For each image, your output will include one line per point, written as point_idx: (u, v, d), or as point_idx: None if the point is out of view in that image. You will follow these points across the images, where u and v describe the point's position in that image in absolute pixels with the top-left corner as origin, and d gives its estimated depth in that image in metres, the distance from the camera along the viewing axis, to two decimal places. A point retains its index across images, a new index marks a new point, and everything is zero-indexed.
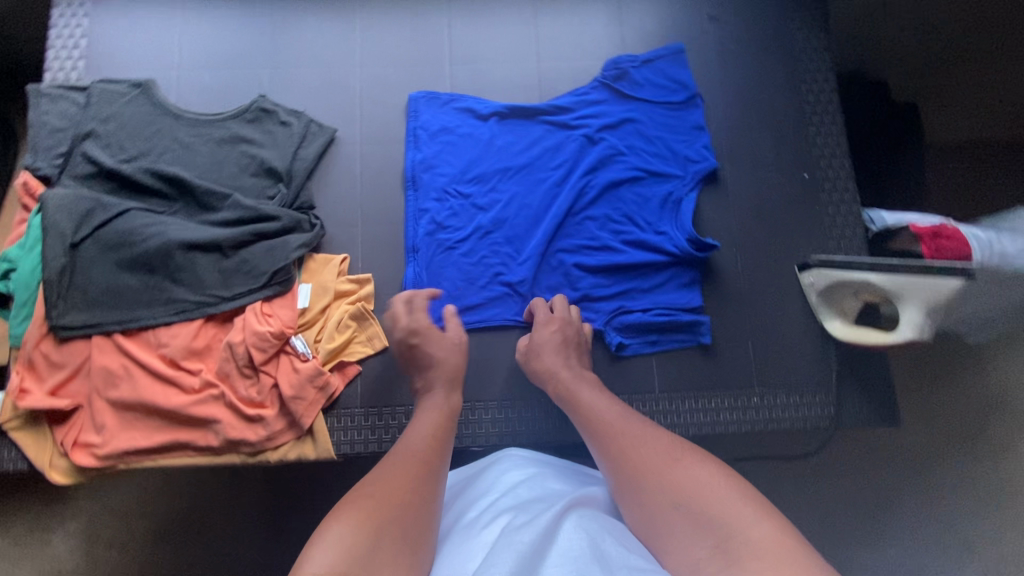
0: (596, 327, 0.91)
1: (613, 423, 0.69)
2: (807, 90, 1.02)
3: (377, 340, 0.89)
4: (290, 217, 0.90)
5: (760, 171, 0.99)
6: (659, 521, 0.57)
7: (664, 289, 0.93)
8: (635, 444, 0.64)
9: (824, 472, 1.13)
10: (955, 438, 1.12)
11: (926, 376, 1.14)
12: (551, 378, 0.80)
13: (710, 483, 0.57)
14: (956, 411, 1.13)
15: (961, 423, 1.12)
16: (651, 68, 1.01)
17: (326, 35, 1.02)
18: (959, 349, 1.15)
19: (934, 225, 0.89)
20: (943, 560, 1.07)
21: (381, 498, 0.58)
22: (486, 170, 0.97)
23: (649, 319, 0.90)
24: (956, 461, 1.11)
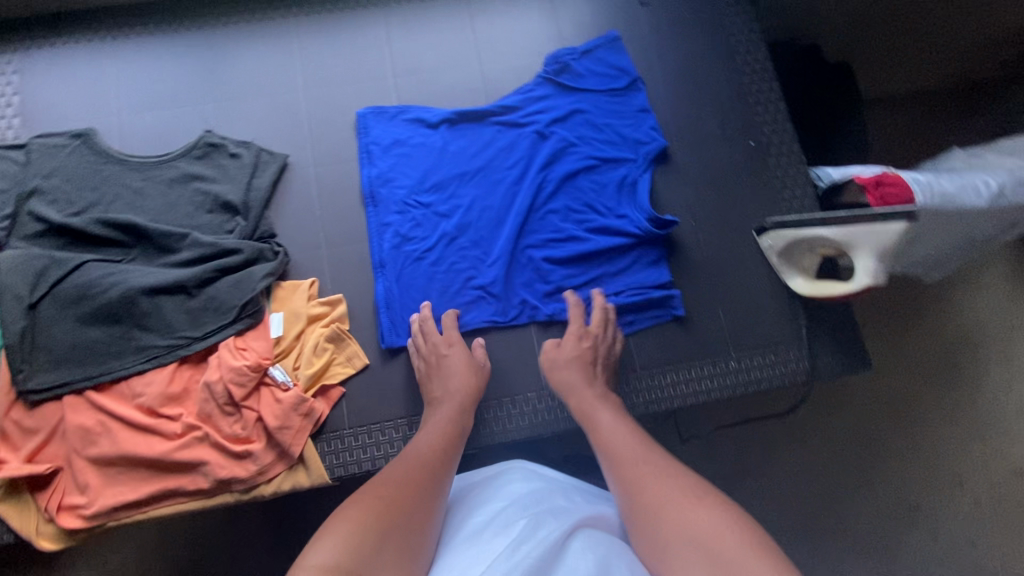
0: (572, 316, 0.92)
1: (630, 451, 0.69)
2: (742, 60, 1.06)
3: (358, 359, 0.89)
4: (252, 248, 0.89)
5: (708, 144, 1.02)
6: (672, 550, 0.55)
7: (633, 270, 0.95)
8: (652, 475, 0.64)
9: (812, 425, 1.17)
10: (931, 374, 1.19)
11: (894, 319, 1.22)
12: (573, 394, 0.81)
13: (726, 522, 0.55)
14: (929, 349, 1.21)
15: (933, 360, 1.20)
16: (591, 58, 1.04)
17: (265, 62, 1.01)
18: (919, 292, 1.24)
19: (876, 174, 0.90)
20: (936, 490, 1.14)
21: (386, 498, 0.61)
22: (444, 177, 0.97)
23: (622, 300, 0.93)
24: (932, 396, 1.18)
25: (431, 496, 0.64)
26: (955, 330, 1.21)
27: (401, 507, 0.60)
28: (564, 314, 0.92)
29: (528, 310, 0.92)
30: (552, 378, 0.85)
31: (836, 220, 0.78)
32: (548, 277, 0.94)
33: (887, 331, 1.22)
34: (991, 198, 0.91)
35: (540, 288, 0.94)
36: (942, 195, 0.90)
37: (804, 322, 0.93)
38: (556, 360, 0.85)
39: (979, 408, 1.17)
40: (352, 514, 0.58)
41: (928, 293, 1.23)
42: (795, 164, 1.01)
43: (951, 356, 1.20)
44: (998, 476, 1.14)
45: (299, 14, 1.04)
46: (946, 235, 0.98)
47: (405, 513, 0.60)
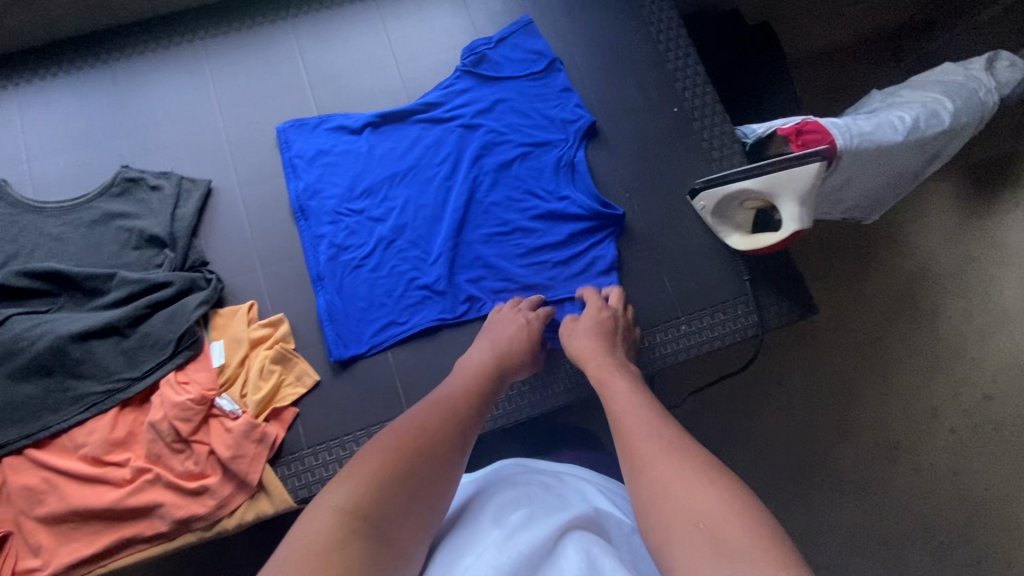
0: None
1: (642, 423, 0.62)
2: (656, 29, 1.06)
3: (308, 376, 0.87)
4: (183, 278, 0.86)
5: (634, 116, 1.02)
6: (674, 532, 0.48)
7: (578, 250, 0.94)
8: (661, 451, 0.56)
9: (782, 377, 1.19)
10: (890, 310, 1.22)
11: (847, 262, 1.24)
12: (591, 360, 0.79)
13: (735, 513, 0.47)
14: (886, 286, 1.23)
15: (892, 297, 1.23)
16: (506, 46, 1.03)
17: (177, 88, 0.99)
18: (867, 233, 1.26)
19: (797, 123, 0.93)
20: (913, 423, 1.17)
21: (408, 439, 0.61)
22: (374, 181, 0.96)
23: (570, 294, 0.92)
24: (895, 330, 1.21)
25: (459, 437, 0.64)
26: (906, 269, 1.24)
27: (422, 445, 0.60)
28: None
29: (475, 306, 0.91)
30: (569, 346, 0.83)
31: (755, 171, 0.79)
32: (493, 270, 0.93)
33: (841, 278, 1.24)
34: (906, 132, 0.94)
35: (486, 284, 0.93)
36: (860, 135, 0.92)
37: (747, 277, 0.95)
38: (574, 329, 0.84)
39: (940, 339, 1.20)
40: (368, 458, 0.58)
41: (870, 239, 1.26)
42: (721, 124, 1.02)
43: (907, 293, 1.23)
44: (967, 402, 1.17)
45: (206, 38, 1.02)
46: (872, 175, 1.00)
47: (431, 448, 0.60)
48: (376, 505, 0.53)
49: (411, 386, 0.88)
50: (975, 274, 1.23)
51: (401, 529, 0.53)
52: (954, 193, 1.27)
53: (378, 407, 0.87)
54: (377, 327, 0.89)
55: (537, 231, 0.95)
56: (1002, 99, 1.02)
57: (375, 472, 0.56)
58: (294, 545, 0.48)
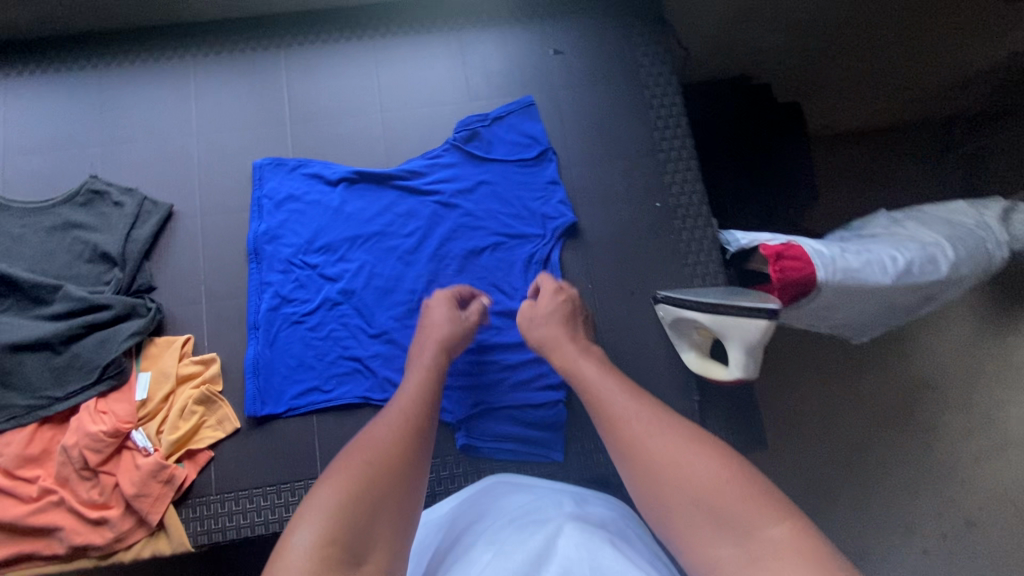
0: (449, 422, 0.88)
1: (622, 407, 0.67)
2: (655, 114, 1.02)
3: (229, 422, 0.87)
4: (123, 303, 0.86)
5: (613, 204, 0.99)
6: (677, 512, 0.55)
7: (526, 358, 0.91)
8: (649, 436, 0.62)
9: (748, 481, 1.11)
10: (876, 431, 1.14)
11: (834, 376, 1.17)
12: (556, 347, 0.80)
13: (725, 478, 0.55)
14: (871, 407, 1.16)
15: (879, 421, 1.15)
16: (503, 125, 1.00)
17: (160, 103, 0.99)
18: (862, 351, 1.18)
19: (781, 246, 0.88)
20: (887, 548, 1.08)
21: (363, 452, 0.62)
22: (334, 238, 0.94)
23: (507, 400, 0.89)
24: (876, 454, 1.13)
25: (415, 447, 0.65)
26: (909, 381, 1.16)
27: (376, 458, 0.61)
28: (443, 412, 0.89)
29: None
30: (531, 336, 0.84)
31: (711, 308, 0.73)
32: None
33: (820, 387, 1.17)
34: (896, 276, 0.87)
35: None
36: (845, 271, 0.87)
37: (698, 397, 0.90)
38: (532, 318, 0.85)
39: (923, 472, 1.12)
40: (335, 474, 0.59)
41: (858, 357, 1.18)
42: (703, 228, 0.98)
43: (897, 417, 1.15)
44: (950, 526, 1.08)
45: (197, 55, 1.01)
46: (854, 309, 0.94)
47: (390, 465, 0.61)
48: (343, 531, 0.52)
49: (330, 448, 0.87)
50: (987, 394, 1.14)
51: (374, 550, 0.53)
52: (966, 315, 1.18)
53: (293, 464, 0.86)
54: (299, 390, 0.88)
55: (493, 328, 0.92)
56: (1010, 253, 0.97)
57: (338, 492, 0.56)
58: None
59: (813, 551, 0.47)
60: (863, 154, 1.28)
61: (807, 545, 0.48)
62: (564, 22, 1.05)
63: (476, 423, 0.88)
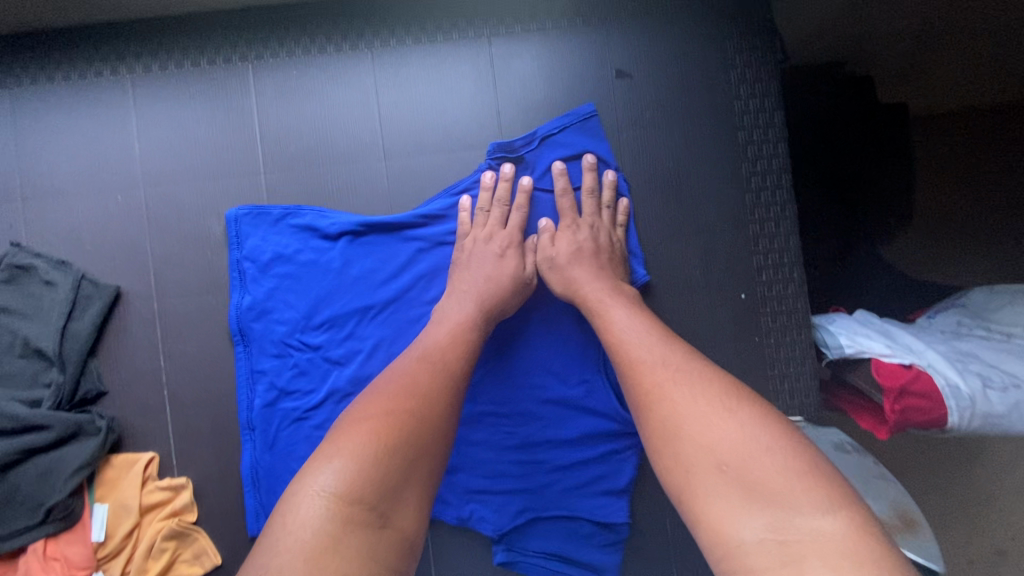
0: (487, 534, 0.74)
1: (656, 353, 0.57)
2: (748, 169, 0.77)
3: (208, 556, 0.73)
4: (65, 423, 0.68)
5: (682, 293, 0.77)
6: (699, 476, 0.47)
7: (584, 456, 0.74)
8: (682, 392, 0.52)
9: None
10: (972, 545, 0.94)
11: (928, 475, 0.96)
12: (579, 294, 0.68)
13: (764, 449, 0.46)
14: (969, 516, 0.95)
15: (976, 531, 0.95)
16: (553, 147, 0.76)
17: (93, 139, 0.74)
18: (966, 448, 0.96)
19: (904, 377, 0.69)
20: None
21: (396, 397, 0.55)
22: (339, 309, 0.73)
23: (558, 510, 0.74)
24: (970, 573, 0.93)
25: (443, 389, 0.57)
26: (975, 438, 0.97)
27: (411, 406, 0.54)
28: (480, 522, 0.75)
29: (436, 503, 0.75)
30: (553, 282, 0.71)
31: None
32: (470, 465, 0.75)
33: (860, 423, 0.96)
34: None
35: (462, 478, 0.75)
36: (984, 417, 0.68)
37: None
38: (554, 262, 0.71)
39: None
40: (358, 422, 0.52)
41: (949, 444, 0.96)
42: (795, 330, 0.77)
43: (1001, 529, 0.94)
44: None
45: (135, 69, 0.74)
46: None
47: (422, 414, 0.54)
48: (369, 486, 0.48)
49: None
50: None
51: (399, 507, 0.49)
52: None
53: None
54: None
55: (539, 420, 0.75)
56: None
57: (364, 437, 0.50)
58: (293, 541, 0.44)
59: (870, 554, 0.40)
60: (996, 176, 1.00)
61: (863, 543, 0.41)
62: (636, 30, 0.77)
63: (519, 535, 0.75)
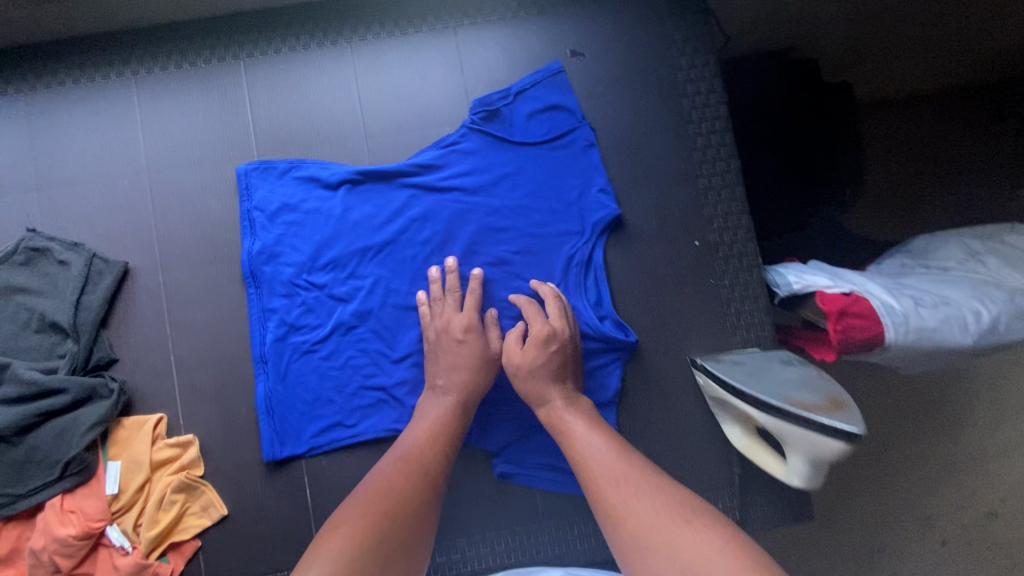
0: (489, 447, 0.80)
1: (613, 471, 0.65)
2: (694, 131, 0.85)
3: (215, 508, 0.78)
4: (80, 386, 0.74)
5: (643, 244, 0.84)
6: None
7: None
8: (635, 504, 0.61)
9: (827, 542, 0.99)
10: (952, 477, 1.01)
11: (908, 414, 1.03)
12: (541, 403, 0.74)
13: (708, 554, 0.53)
14: (946, 448, 1.02)
15: (958, 466, 1.02)
16: (526, 101, 0.83)
17: (102, 134, 0.82)
18: (937, 387, 1.04)
19: (844, 298, 0.76)
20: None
21: (373, 501, 0.63)
22: (342, 251, 0.81)
23: None
24: (954, 504, 1.00)
25: (421, 498, 0.65)
26: (958, 401, 1.03)
27: (386, 511, 0.62)
28: (482, 438, 0.80)
29: None
30: (518, 387, 0.76)
31: (772, 408, 0.62)
32: None
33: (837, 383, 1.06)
34: (978, 335, 0.75)
35: None
36: (919, 331, 0.74)
37: (738, 469, 0.80)
38: (519, 368, 0.75)
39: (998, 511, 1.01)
40: (340, 529, 0.60)
41: (906, 380, 1.03)
42: (747, 272, 0.84)
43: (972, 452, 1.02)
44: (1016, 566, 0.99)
45: (138, 70, 0.83)
46: (920, 362, 0.82)
47: (398, 517, 0.62)
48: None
49: None
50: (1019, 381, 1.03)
51: None
52: None
53: (288, 550, 0.79)
54: (319, 427, 0.79)
55: None
56: None
57: (345, 542, 0.58)
58: None
59: None
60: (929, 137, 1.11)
61: None
62: (586, 14, 0.86)
63: (519, 448, 0.80)
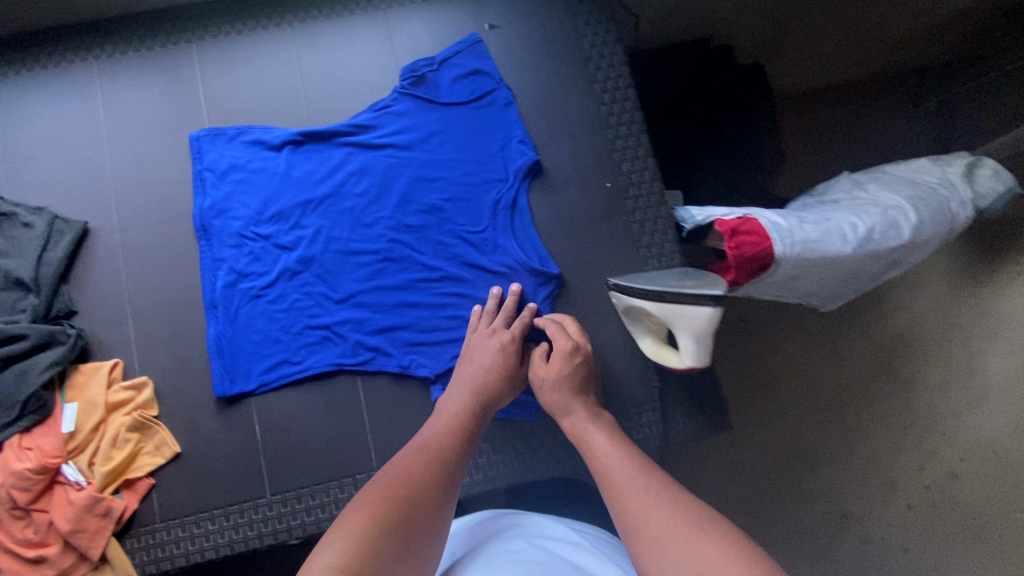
0: (427, 376, 0.86)
1: (628, 469, 0.61)
2: (601, 88, 0.95)
3: (168, 446, 0.83)
4: (39, 331, 0.80)
5: (561, 188, 0.93)
6: None
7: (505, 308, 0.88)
8: (651, 504, 0.56)
9: (786, 484, 1.17)
10: (877, 406, 1.19)
11: (833, 359, 1.22)
12: (565, 412, 0.74)
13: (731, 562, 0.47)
14: (867, 381, 1.20)
15: (876, 395, 1.20)
16: (450, 67, 0.94)
17: (67, 112, 0.91)
18: (846, 329, 1.23)
19: (735, 220, 0.83)
20: (893, 518, 1.14)
21: (392, 488, 0.60)
22: (286, 205, 0.89)
23: None
24: (880, 438, 1.18)
25: (445, 489, 0.63)
26: (909, 368, 1.20)
27: (405, 497, 0.59)
28: (420, 367, 0.86)
29: (381, 356, 0.86)
30: (540, 398, 0.78)
31: (658, 296, 0.70)
32: (408, 322, 0.87)
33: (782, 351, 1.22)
34: (856, 244, 0.83)
35: (403, 334, 0.87)
36: (804, 243, 0.82)
37: (657, 383, 0.87)
38: (544, 381, 0.77)
39: (915, 432, 1.17)
40: (357, 514, 0.57)
41: None
42: (656, 208, 0.93)
43: (892, 380, 1.20)
44: (933, 480, 1.14)
45: (100, 55, 0.92)
46: (817, 280, 0.90)
47: (418, 504, 0.59)
48: (366, 564, 0.51)
49: (278, 465, 0.84)
50: (962, 345, 1.19)
51: None
52: (943, 279, 1.22)
53: (239, 484, 0.84)
54: (267, 365, 0.85)
55: (463, 280, 0.89)
56: (975, 212, 0.90)
57: (364, 522, 0.55)
58: None
59: None
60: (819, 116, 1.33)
61: None
62: None
63: None
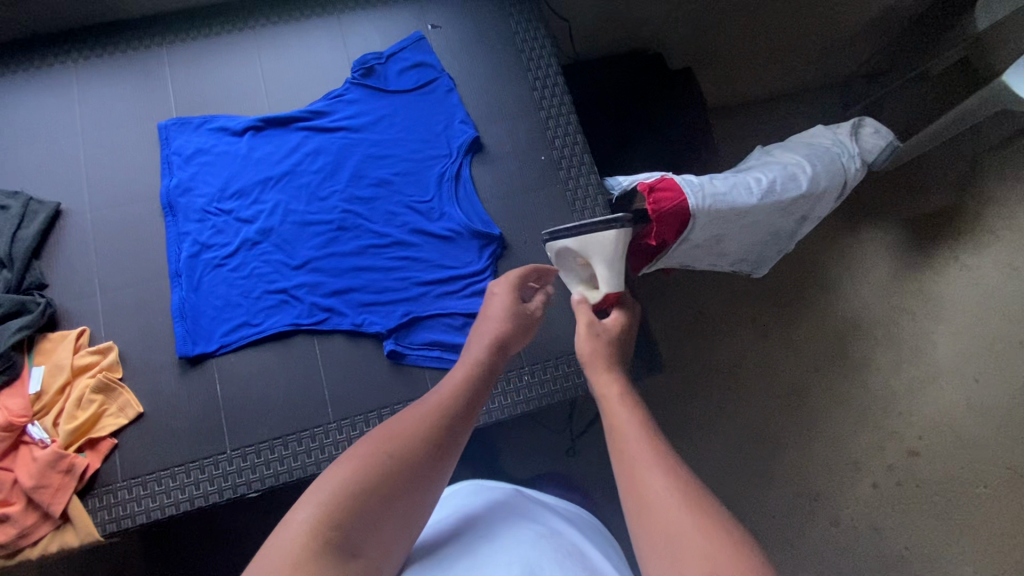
0: (380, 333, 0.92)
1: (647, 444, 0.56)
2: (532, 76, 1.07)
3: (131, 407, 0.87)
4: (10, 299, 0.85)
5: (500, 162, 1.03)
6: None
7: (451, 267, 0.95)
8: (656, 478, 0.52)
9: (754, 463, 1.22)
10: (820, 370, 1.27)
11: (780, 331, 1.30)
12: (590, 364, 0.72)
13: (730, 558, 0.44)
14: (812, 349, 1.29)
15: (818, 359, 1.28)
16: (397, 61, 1.05)
17: (46, 111, 0.99)
18: (785, 301, 1.32)
19: (653, 181, 0.92)
20: (847, 481, 1.20)
21: (394, 438, 0.59)
22: (246, 183, 0.97)
23: (435, 308, 0.94)
24: (834, 412, 1.24)
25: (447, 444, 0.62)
26: (859, 346, 1.28)
27: (404, 449, 0.59)
28: (373, 325, 0.92)
29: (336, 316, 0.92)
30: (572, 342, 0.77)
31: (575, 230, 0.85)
32: (360, 283, 0.94)
33: (725, 321, 1.31)
34: (760, 195, 0.93)
35: (357, 296, 0.94)
36: (714, 196, 0.90)
37: None
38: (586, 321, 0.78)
39: (860, 397, 1.25)
40: (354, 460, 0.57)
41: None
42: (587, 176, 1.03)
43: (835, 349, 1.28)
44: (894, 458, 1.21)
45: (76, 59, 1.02)
46: (737, 237, 0.98)
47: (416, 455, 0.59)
48: (352, 513, 0.52)
49: (238, 422, 0.89)
50: (908, 325, 1.28)
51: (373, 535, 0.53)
52: (876, 257, 1.33)
53: (200, 441, 0.87)
54: (228, 328, 0.91)
55: (411, 244, 0.97)
56: (864, 166, 1.04)
57: (352, 476, 0.55)
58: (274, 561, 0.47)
59: None
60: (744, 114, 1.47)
61: None
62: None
63: (407, 332, 0.93)
